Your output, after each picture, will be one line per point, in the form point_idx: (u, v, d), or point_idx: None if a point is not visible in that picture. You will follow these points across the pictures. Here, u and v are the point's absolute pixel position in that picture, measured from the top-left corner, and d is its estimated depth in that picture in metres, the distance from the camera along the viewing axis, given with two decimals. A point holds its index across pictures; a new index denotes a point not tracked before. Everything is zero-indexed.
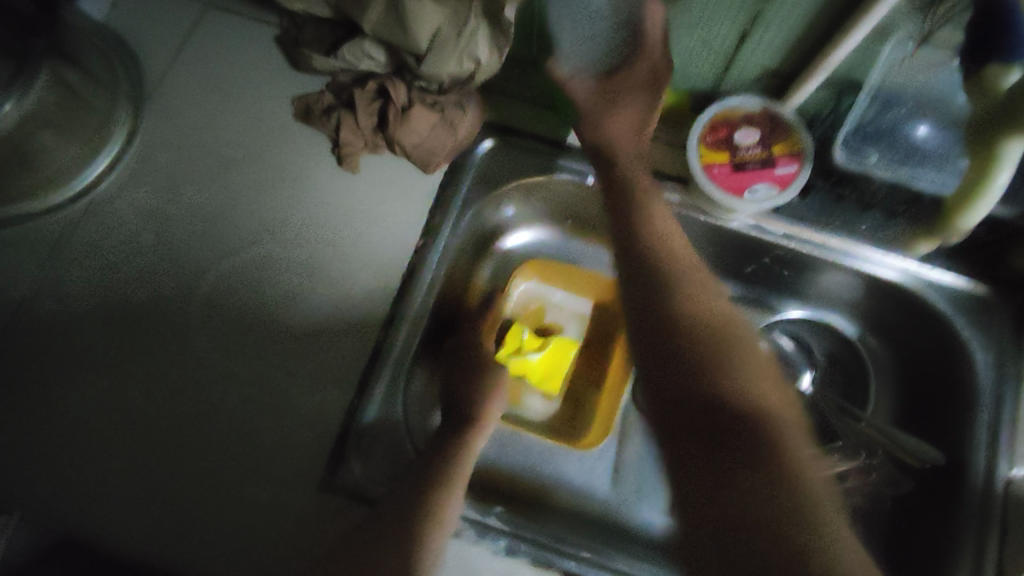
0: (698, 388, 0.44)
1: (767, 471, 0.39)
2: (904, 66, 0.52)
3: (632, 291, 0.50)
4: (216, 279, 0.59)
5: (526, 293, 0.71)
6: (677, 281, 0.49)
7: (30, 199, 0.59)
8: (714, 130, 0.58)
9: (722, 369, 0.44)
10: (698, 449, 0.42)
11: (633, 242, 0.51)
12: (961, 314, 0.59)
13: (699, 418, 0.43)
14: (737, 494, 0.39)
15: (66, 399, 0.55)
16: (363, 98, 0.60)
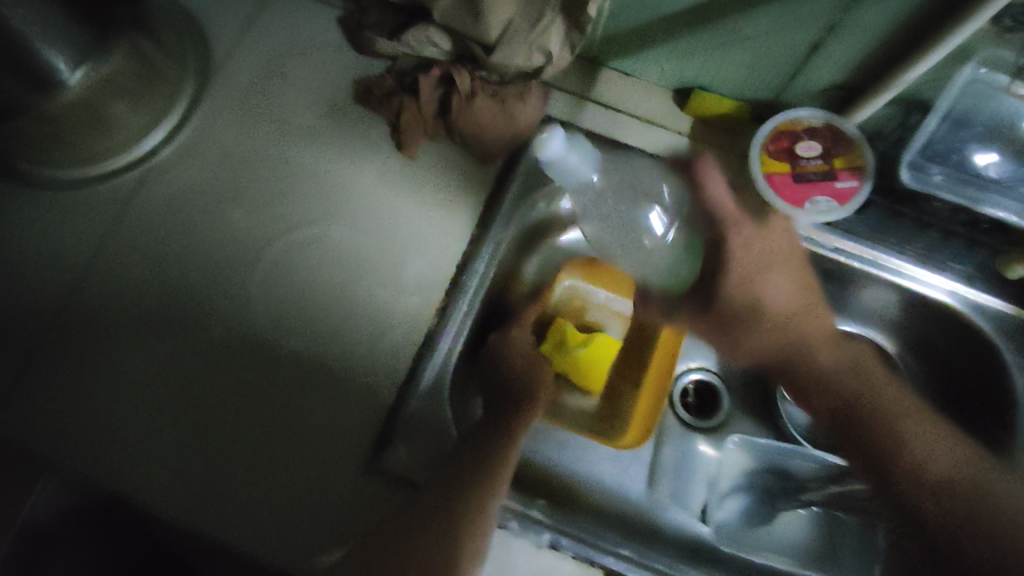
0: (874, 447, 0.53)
1: (947, 477, 0.50)
2: (985, 84, 0.52)
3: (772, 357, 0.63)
4: (271, 255, 0.59)
5: (569, 289, 0.73)
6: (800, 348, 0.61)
7: (93, 163, 0.60)
8: (776, 141, 0.59)
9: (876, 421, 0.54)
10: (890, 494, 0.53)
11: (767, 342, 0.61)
12: (1009, 340, 0.59)
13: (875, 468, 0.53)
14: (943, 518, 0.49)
15: (117, 363, 0.55)
16: (426, 83, 0.60)
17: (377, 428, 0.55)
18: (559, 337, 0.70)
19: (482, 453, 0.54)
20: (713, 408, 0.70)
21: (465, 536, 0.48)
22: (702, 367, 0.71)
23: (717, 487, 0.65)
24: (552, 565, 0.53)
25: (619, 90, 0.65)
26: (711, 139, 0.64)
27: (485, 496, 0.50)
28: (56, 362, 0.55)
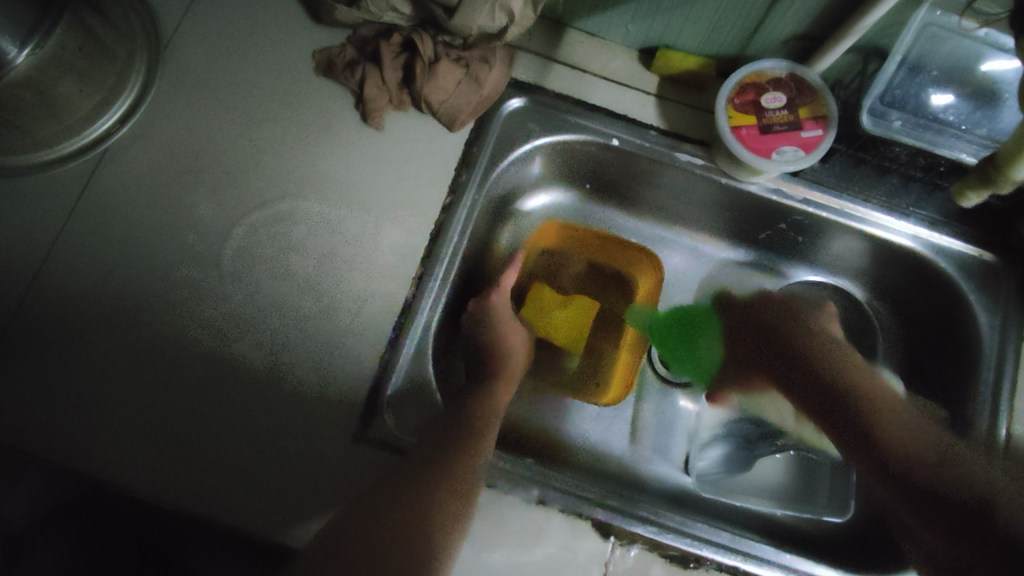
0: (891, 453, 0.53)
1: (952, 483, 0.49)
2: (934, 28, 0.54)
3: (785, 373, 0.63)
4: (241, 232, 0.58)
5: (545, 254, 0.73)
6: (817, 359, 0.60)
7: (44, 148, 0.58)
8: (742, 93, 0.59)
9: (886, 422, 0.55)
10: (913, 500, 0.51)
11: (793, 358, 0.62)
12: (970, 279, 0.61)
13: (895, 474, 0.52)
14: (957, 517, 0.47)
15: (88, 351, 0.54)
16: (389, 51, 0.59)
17: (363, 398, 0.55)
18: (539, 301, 0.70)
19: (468, 419, 0.55)
20: None
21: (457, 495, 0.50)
22: None
23: (697, 438, 0.67)
24: (540, 522, 0.54)
25: (584, 50, 0.65)
26: (677, 96, 0.64)
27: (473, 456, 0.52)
28: (26, 353, 0.54)
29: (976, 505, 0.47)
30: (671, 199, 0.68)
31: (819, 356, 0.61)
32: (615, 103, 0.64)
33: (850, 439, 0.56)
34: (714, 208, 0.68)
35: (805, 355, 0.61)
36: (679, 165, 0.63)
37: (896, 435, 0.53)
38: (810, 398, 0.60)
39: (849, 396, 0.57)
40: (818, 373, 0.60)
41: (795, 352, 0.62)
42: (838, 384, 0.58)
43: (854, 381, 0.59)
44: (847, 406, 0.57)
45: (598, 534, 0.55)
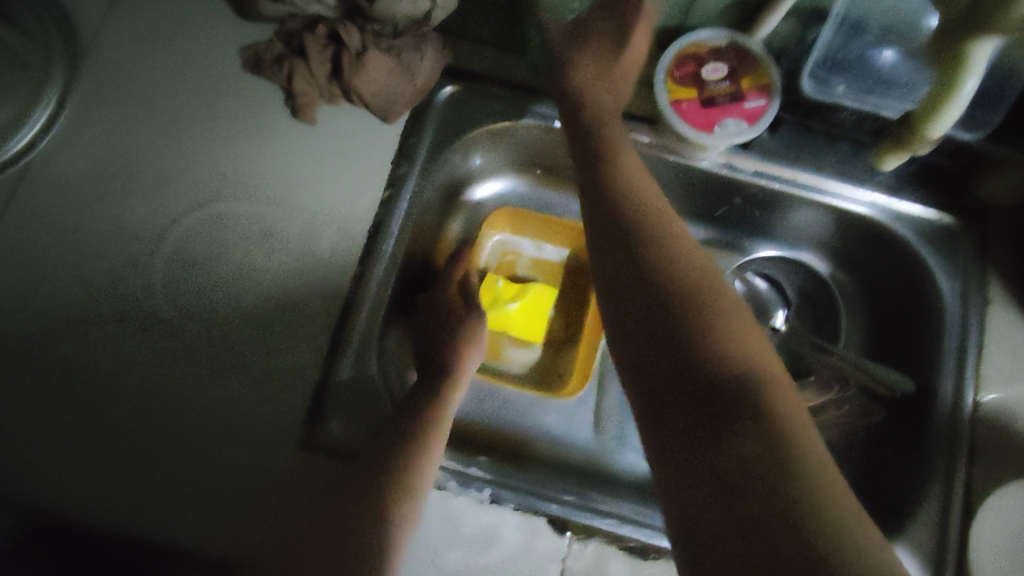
0: (693, 356, 0.39)
1: (762, 436, 0.35)
2: None
3: (606, 246, 0.46)
4: (174, 241, 0.56)
5: (500, 243, 0.72)
6: (634, 216, 0.46)
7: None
8: (682, 65, 0.57)
9: (696, 330, 0.41)
10: (687, 425, 0.38)
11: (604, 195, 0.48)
12: (928, 244, 0.60)
13: (674, 375, 0.39)
14: (728, 460, 0.35)
15: (20, 373, 0.53)
16: (315, 43, 0.57)
17: (308, 402, 0.54)
18: (495, 292, 0.68)
19: (416, 417, 0.53)
20: None
21: (402, 496, 0.48)
22: None
23: None
24: (494, 522, 0.53)
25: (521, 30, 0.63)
26: None
27: (418, 456, 0.50)
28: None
29: (746, 471, 0.34)
30: None
31: (639, 228, 0.46)
32: None
33: (627, 334, 0.43)
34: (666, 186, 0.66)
35: (635, 244, 0.45)
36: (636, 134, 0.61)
37: (702, 344, 0.40)
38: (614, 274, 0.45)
39: (623, 281, 0.44)
40: (641, 267, 0.44)
41: (621, 224, 0.46)
42: (646, 268, 0.44)
43: (658, 260, 0.44)
44: (652, 291, 0.43)
45: (554, 529, 0.53)
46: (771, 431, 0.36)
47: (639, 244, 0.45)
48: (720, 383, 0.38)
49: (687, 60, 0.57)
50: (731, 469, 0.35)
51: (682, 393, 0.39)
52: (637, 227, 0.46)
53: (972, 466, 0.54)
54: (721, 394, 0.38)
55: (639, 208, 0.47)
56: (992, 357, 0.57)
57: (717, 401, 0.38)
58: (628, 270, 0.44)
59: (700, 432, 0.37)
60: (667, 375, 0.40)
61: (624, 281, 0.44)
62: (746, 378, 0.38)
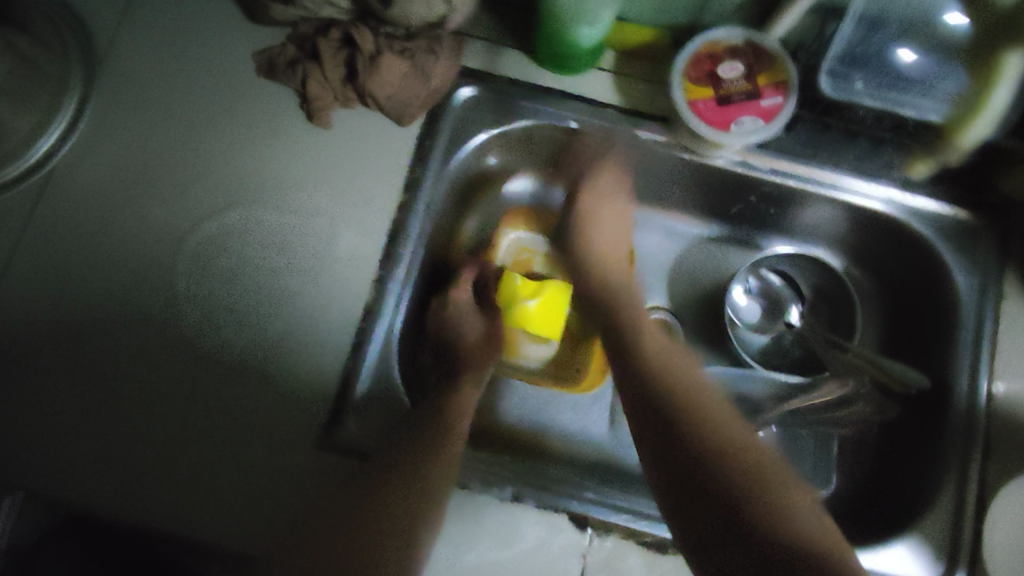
0: (715, 491, 0.52)
1: (799, 552, 0.47)
2: None
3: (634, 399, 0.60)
4: (194, 247, 0.57)
5: (516, 241, 0.71)
6: (670, 400, 0.58)
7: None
8: (697, 64, 0.57)
9: (727, 467, 0.53)
10: (732, 553, 0.49)
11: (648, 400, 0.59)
12: (946, 240, 0.60)
13: (727, 524, 0.50)
14: (759, 541, 0.49)
15: (48, 380, 0.54)
16: (329, 47, 0.57)
17: (330, 405, 0.54)
18: (512, 289, 0.66)
19: None
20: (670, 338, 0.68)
21: (426, 496, 0.50)
22: (658, 306, 0.69)
23: None
24: (516, 518, 0.54)
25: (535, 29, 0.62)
26: (635, 71, 0.62)
27: None
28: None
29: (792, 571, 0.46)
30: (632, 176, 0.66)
31: (669, 377, 0.60)
32: (568, 82, 0.62)
33: (671, 479, 0.53)
34: (680, 184, 0.66)
35: (682, 414, 0.57)
36: (650, 133, 0.61)
37: (725, 465, 0.53)
38: (672, 473, 0.54)
39: (664, 436, 0.56)
40: (676, 450, 0.55)
41: (662, 412, 0.57)
42: (671, 409, 0.57)
43: (683, 409, 0.58)
44: (689, 453, 0.54)
45: (576, 525, 0.54)
46: (804, 543, 0.48)
47: (668, 403, 0.58)
48: (731, 482, 0.52)
49: (703, 66, 0.57)
50: (747, 543, 0.49)
51: (724, 516, 0.50)
52: (685, 428, 0.56)
53: (987, 461, 0.55)
54: (744, 509, 0.51)
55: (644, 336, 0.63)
56: (1009, 352, 0.57)
57: (732, 508, 0.51)
58: (666, 409, 0.57)
59: (739, 536, 0.49)
60: (700, 511, 0.51)
61: (667, 431, 0.56)
62: (758, 499, 0.51)
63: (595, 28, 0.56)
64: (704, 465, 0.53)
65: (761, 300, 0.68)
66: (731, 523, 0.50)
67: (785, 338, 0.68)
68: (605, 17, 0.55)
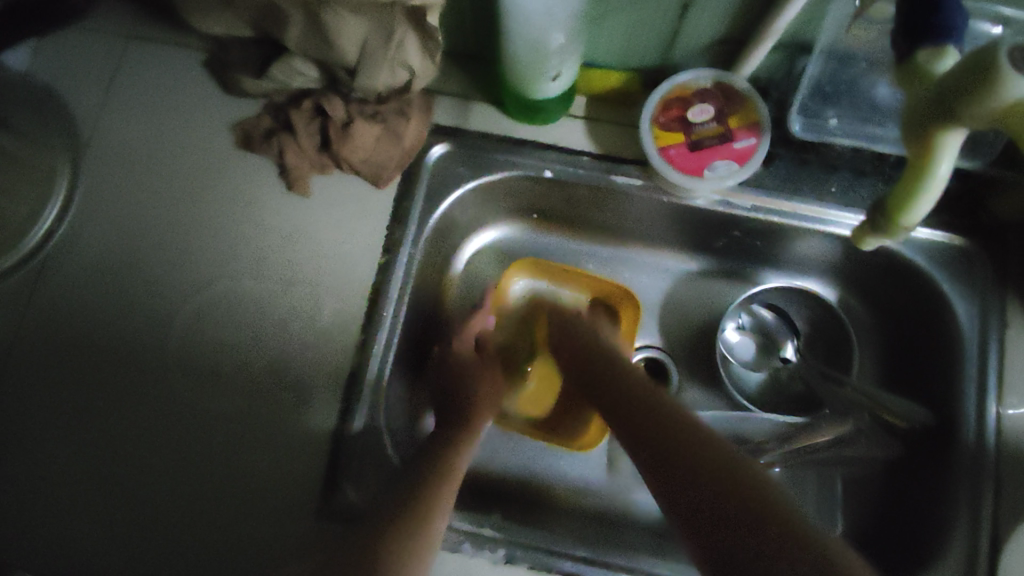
0: (657, 433, 0.47)
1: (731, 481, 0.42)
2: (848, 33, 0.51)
3: (580, 360, 0.58)
4: (182, 322, 0.58)
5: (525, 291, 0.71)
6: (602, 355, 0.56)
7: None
8: (667, 110, 0.57)
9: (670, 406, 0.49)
10: (696, 496, 0.42)
11: (586, 361, 0.57)
12: (940, 268, 0.57)
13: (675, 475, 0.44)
14: (707, 479, 0.43)
15: (48, 463, 0.55)
16: (302, 118, 0.58)
17: (321, 472, 0.54)
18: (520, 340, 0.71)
19: (429, 465, 0.53)
20: (666, 380, 0.67)
21: (415, 542, 0.46)
22: (644, 344, 0.68)
23: None
24: None
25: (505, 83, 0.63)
26: (608, 116, 0.62)
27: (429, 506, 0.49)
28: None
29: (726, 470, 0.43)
30: (619, 218, 0.66)
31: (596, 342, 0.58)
32: (541, 131, 0.62)
33: (627, 427, 0.50)
34: (665, 223, 0.65)
35: (609, 367, 0.55)
36: (627, 176, 0.60)
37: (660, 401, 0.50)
38: (624, 427, 0.50)
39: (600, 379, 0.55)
40: (627, 400, 0.51)
41: (590, 366, 0.56)
42: (600, 364, 0.56)
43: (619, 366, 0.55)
44: (623, 397, 0.52)
45: None
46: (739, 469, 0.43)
47: (607, 357, 0.56)
48: (662, 416, 0.48)
49: (681, 123, 0.56)
50: (697, 482, 0.43)
51: (670, 458, 0.45)
52: (621, 379, 0.53)
53: (999, 497, 0.52)
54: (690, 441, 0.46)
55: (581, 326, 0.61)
56: (1016, 380, 0.54)
57: (681, 444, 0.46)
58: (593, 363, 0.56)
59: (687, 478, 0.44)
60: (655, 454, 0.46)
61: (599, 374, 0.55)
62: (700, 437, 0.46)
63: (560, 82, 0.56)
64: (643, 408, 0.50)
65: (756, 336, 0.67)
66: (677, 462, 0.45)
67: (782, 374, 0.66)
68: (568, 71, 0.55)
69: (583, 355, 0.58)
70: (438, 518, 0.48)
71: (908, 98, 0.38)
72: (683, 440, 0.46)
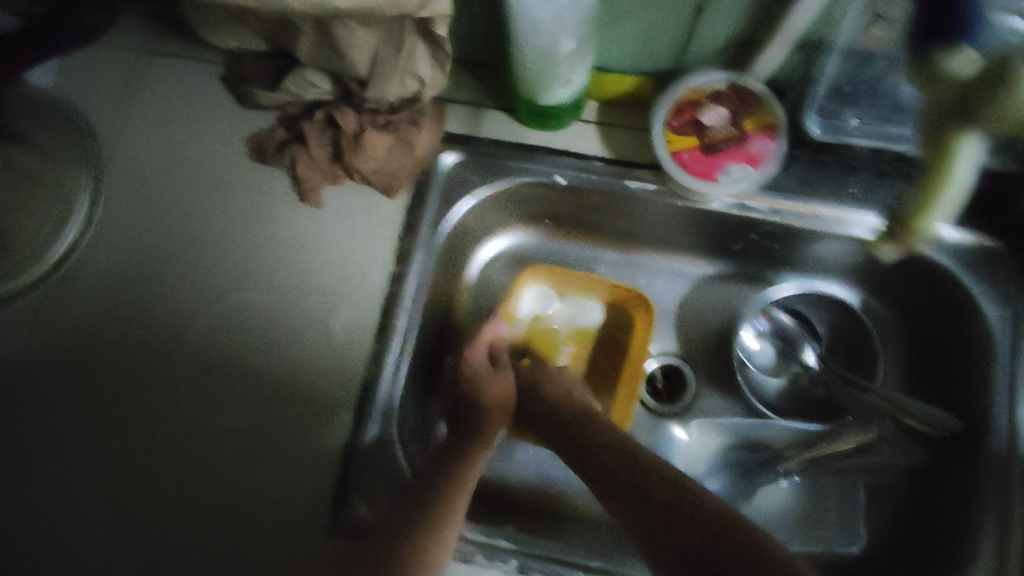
0: (654, 497, 0.49)
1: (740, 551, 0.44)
2: (866, 34, 0.49)
3: (559, 432, 0.58)
4: (198, 334, 0.59)
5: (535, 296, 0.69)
6: (582, 420, 0.58)
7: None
8: (679, 113, 0.56)
9: (661, 470, 0.52)
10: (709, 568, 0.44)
11: (566, 432, 0.58)
12: (967, 271, 0.55)
13: (677, 543, 0.46)
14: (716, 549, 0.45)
15: (70, 472, 0.56)
16: (314, 129, 0.59)
17: (334, 483, 0.55)
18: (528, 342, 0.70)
19: (440, 478, 0.53)
20: (681, 387, 0.66)
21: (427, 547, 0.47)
22: (660, 350, 0.67)
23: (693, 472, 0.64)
24: None
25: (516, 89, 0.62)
26: (623, 120, 0.61)
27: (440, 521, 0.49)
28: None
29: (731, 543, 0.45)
30: (633, 223, 0.65)
31: (572, 412, 0.59)
32: (552, 137, 0.61)
33: (616, 494, 0.51)
34: (679, 228, 0.64)
35: (589, 433, 0.56)
36: (638, 180, 0.59)
37: (653, 466, 0.52)
38: (616, 492, 0.51)
39: (583, 451, 0.56)
40: (614, 467, 0.53)
41: (571, 434, 0.57)
42: (580, 432, 0.57)
43: (600, 430, 0.57)
44: (612, 464, 0.53)
45: None
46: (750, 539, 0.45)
47: (590, 425, 0.57)
48: (654, 476, 0.51)
49: (694, 126, 0.55)
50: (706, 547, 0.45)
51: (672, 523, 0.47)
52: (603, 446, 0.55)
53: None
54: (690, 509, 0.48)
55: (559, 392, 0.62)
56: None
57: (685, 513, 0.48)
58: (576, 435, 0.57)
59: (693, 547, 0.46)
60: (655, 518, 0.48)
61: (584, 445, 0.56)
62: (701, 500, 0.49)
63: (571, 88, 0.55)
64: (636, 466, 0.52)
65: (774, 342, 0.66)
66: (683, 525, 0.47)
67: (801, 379, 0.65)
68: (578, 78, 0.55)
69: (564, 424, 0.59)
70: (451, 523, 0.49)
71: (931, 102, 0.37)
72: (682, 502, 0.49)
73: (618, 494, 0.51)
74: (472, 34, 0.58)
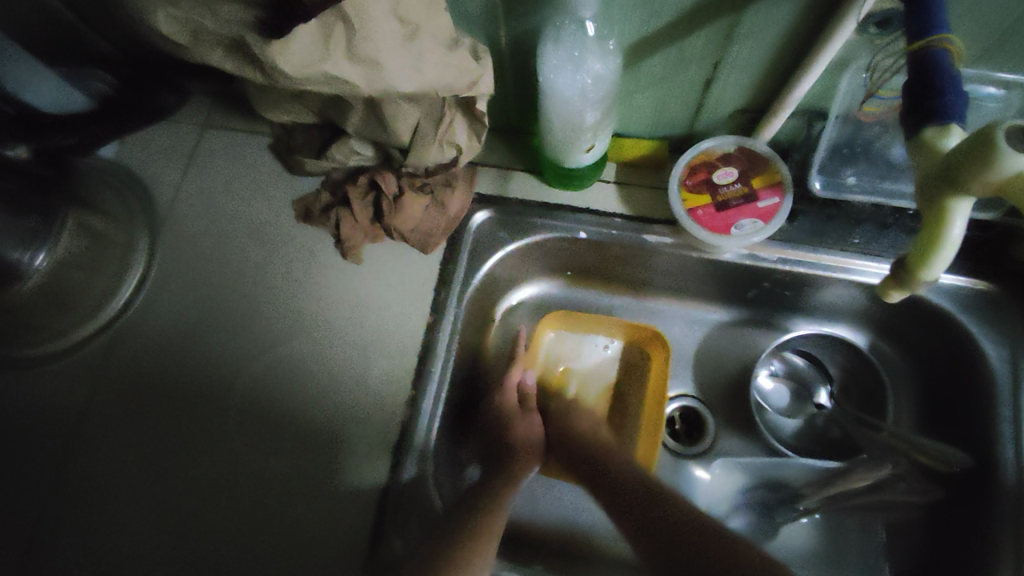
0: (658, 511, 0.55)
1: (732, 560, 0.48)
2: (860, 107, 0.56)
3: (576, 453, 0.64)
4: (245, 382, 0.62)
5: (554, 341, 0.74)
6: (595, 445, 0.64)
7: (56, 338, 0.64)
8: (693, 174, 0.61)
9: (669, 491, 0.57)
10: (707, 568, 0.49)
11: (581, 454, 0.63)
12: (966, 313, 0.60)
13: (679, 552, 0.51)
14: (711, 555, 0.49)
15: (119, 516, 0.58)
16: (357, 193, 0.64)
17: (370, 523, 0.56)
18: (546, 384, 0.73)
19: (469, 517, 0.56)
20: (700, 429, 0.69)
21: None
22: (680, 393, 0.70)
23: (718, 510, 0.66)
24: None
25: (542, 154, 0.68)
26: (640, 179, 0.66)
27: None
28: (53, 531, 0.58)
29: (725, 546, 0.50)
30: (652, 273, 0.69)
31: (589, 441, 0.64)
32: (575, 196, 0.66)
33: (624, 506, 0.57)
34: (695, 278, 0.68)
35: (605, 452, 0.62)
36: (656, 235, 0.64)
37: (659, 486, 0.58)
38: (624, 504, 0.57)
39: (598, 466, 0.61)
40: (623, 486, 0.58)
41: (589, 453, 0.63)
42: (597, 453, 0.63)
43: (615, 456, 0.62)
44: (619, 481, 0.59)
45: None
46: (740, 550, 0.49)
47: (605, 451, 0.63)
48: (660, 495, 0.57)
49: (708, 185, 0.61)
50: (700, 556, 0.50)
51: (674, 536, 0.52)
52: (618, 470, 0.61)
53: None
54: (687, 517, 0.53)
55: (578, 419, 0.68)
56: None
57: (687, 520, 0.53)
58: (592, 451, 0.63)
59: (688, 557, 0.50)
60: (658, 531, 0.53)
61: (597, 465, 0.62)
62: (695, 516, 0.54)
63: (594, 152, 0.60)
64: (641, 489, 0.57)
65: (789, 383, 0.70)
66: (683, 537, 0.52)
67: (817, 420, 0.68)
68: (599, 144, 0.60)
69: (580, 445, 0.64)
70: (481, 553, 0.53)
71: (919, 166, 0.42)
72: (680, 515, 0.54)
73: (628, 513, 0.56)
74: (503, 105, 0.64)
